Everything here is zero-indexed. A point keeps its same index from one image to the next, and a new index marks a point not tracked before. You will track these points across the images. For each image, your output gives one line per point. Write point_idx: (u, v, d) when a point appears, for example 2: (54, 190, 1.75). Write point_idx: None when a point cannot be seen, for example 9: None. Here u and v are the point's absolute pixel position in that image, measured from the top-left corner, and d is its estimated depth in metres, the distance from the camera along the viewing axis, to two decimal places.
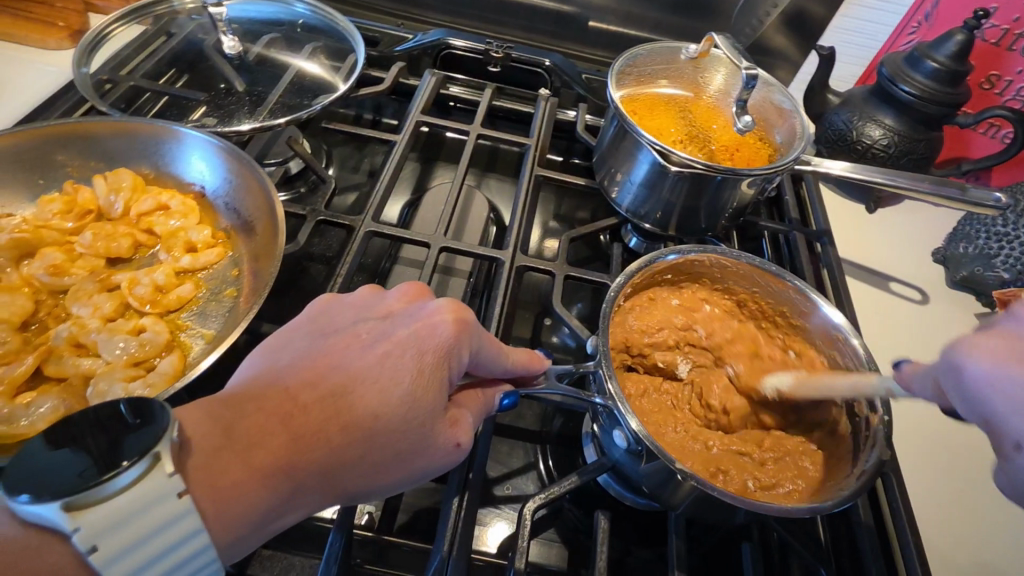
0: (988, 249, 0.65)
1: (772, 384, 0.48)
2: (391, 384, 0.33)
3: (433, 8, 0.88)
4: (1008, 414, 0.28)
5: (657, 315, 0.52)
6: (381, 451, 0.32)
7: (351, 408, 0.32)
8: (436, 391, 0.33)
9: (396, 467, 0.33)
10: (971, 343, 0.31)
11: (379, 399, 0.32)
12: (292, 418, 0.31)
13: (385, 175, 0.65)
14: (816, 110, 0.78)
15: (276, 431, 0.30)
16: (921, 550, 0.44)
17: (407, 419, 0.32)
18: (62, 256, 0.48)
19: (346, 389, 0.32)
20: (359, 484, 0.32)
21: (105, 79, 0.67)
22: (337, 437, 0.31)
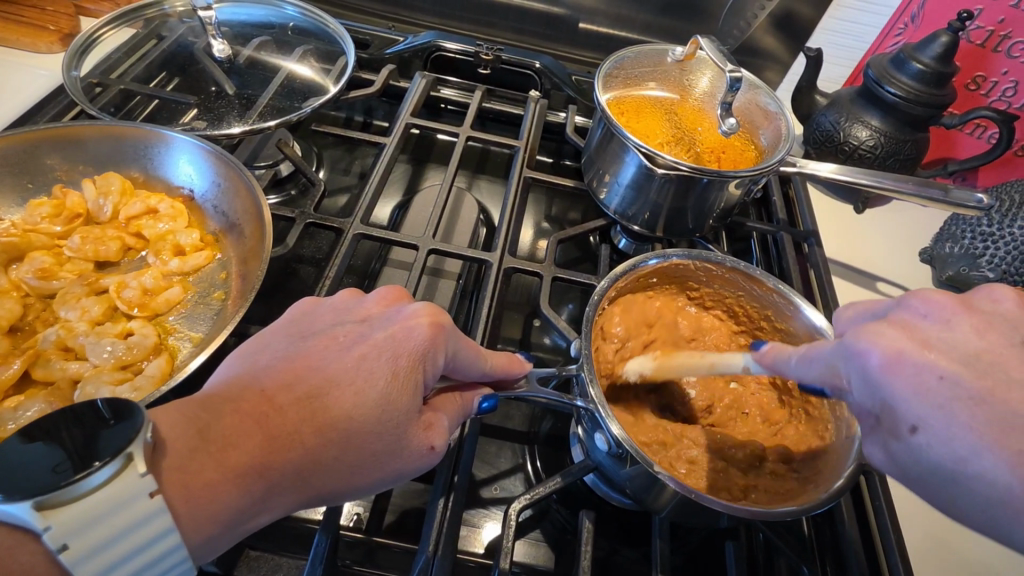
0: (974, 248, 0.66)
1: (633, 367, 0.50)
2: (366, 386, 0.33)
3: (424, 11, 0.89)
4: (907, 398, 0.29)
5: (653, 315, 0.53)
6: (354, 452, 0.32)
7: (324, 408, 0.32)
8: (410, 394, 0.34)
9: (371, 468, 0.33)
10: (865, 330, 0.31)
11: (353, 400, 0.32)
12: (267, 419, 0.31)
13: (374, 178, 0.65)
14: (805, 111, 0.79)
15: (251, 431, 0.30)
16: (902, 548, 0.44)
17: (381, 420, 0.33)
18: (51, 259, 0.48)
19: (321, 391, 0.32)
20: (334, 485, 0.32)
21: (95, 82, 0.67)
22: (311, 439, 0.31)
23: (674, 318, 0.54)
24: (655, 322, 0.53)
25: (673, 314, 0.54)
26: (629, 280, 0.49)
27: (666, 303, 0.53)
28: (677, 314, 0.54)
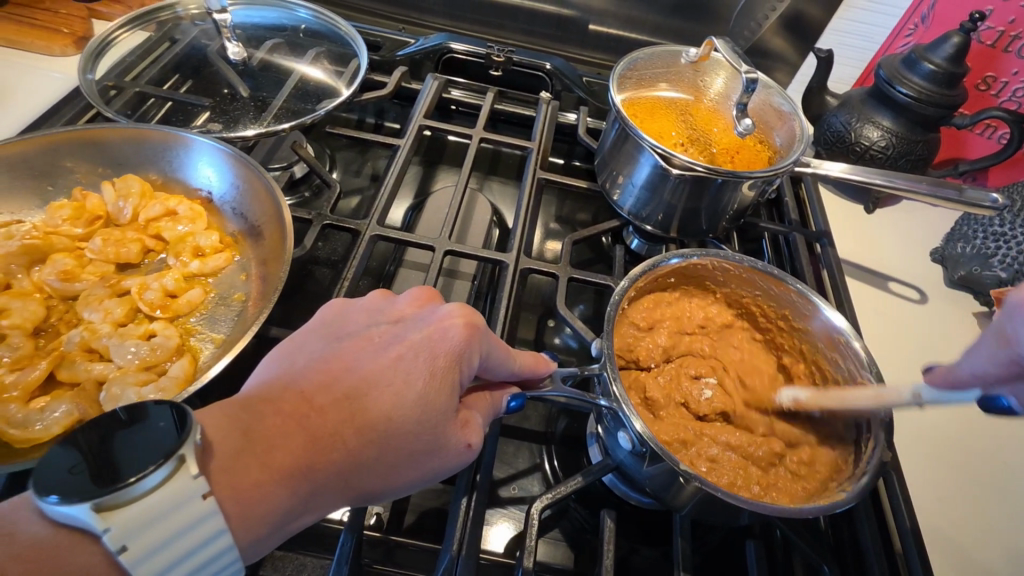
0: (985, 249, 0.67)
1: (787, 394, 0.49)
2: (404, 387, 0.33)
3: (434, 13, 0.89)
4: None
5: (671, 313, 0.53)
6: (394, 452, 0.33)
7: (363, 409, 0.32)
8: (447, 394, 0.34)
9: (408, 469, 0.33)
10: None
11: (392, 401, 0.33)
12: (309, 420, 0.31)
13: (389, 180, 0.66)
14: (815, 112, 0.79)
15: (294, 432, 0.31)
16: (921, 546, 0.44)
17: (420, 421, 0.33)
18: (73, 261, 0.49)
19: (361, 391, 0.33)
20: (375, 485, 0.33)
21: (111, 85, 0.67)
22: (352, 440, 0.32)
23: (694, 313, 0.54)
24: (673, 320, 0.53)
25: (691, 309, 0.54)
26: (649, 280, 0.49)
27: (683, 300, 0.53)
28: (696, 308, 0.54)
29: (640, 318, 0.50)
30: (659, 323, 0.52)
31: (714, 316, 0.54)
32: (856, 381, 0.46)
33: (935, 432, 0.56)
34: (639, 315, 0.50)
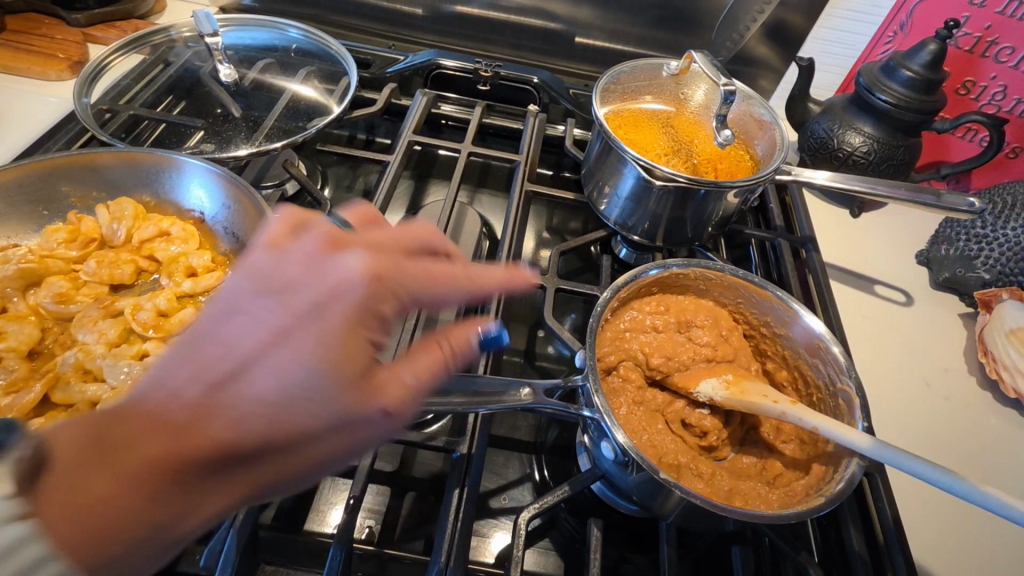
0: (968, 250, 0.68)
1: (708, 386, 0.47)
2: (297, 344, 0.27)
3: (423, 30, 0.91)
4: None
5: (677, 337, 0.51)
6: (301, 421, 0.26)
7: (212, 428, 0.24)
8: (359, 341, 0.28)
9: (289, 458, 0.26)
10: None
11: (290, 357, 0.27)
12: (158, 415, 0.24)
13: (379, 195, 0.67)
14: (799, 119, 0.80)
15: (155, 422, 0.23)
16: (905, 547, 0.45)
17: (329, 378, 0.27)
18: (68, 284, 0.50)
19: (250, 357, 0.27)
20: (289, 463, 0.26)
21: (105, 108, 0.69)
22: (239, 410, 0.25)
23: (703, 333, 0.51)
24: (681, 343, 0.51)
25: (697, 327, 0.51)
26: (631, 291, 0.50)
27: (686, 320, 0.52)
28: (706, 328, 0.51)
29: (638, 342, 0.50)
30: (664, 349, 0.49)
31: (724, 333, 0.52)
32: (837, 387, 0.46)
33: (914, 433, 0.58)
34: (636, 338, 0.50)
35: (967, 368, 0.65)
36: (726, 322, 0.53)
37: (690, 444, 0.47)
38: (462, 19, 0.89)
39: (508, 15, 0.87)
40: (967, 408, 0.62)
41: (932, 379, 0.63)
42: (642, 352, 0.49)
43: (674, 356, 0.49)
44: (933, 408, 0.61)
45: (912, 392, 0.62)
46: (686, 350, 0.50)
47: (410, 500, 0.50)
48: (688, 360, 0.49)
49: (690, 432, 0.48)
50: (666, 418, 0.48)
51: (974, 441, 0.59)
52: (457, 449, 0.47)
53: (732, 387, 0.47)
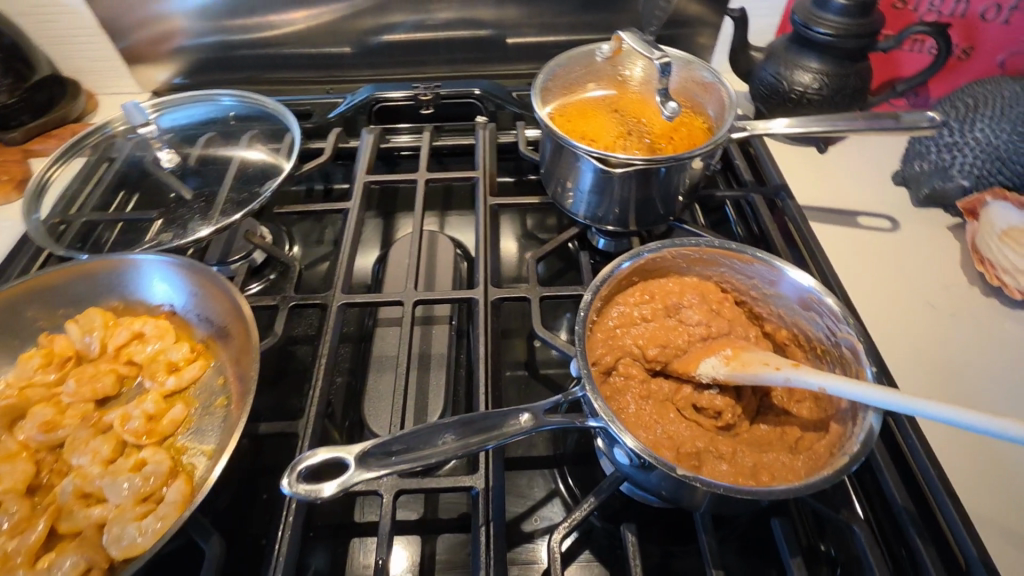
0: (942, 161, 0.68)
1: (708, 366, 0.46)
2: None
3: (356, 67, 0.90)
4: None
5: (668, 322, 0.50)
6: None
7: None
8: None
9: None
10: None
11: None
12: None
13: (345, 245, 0.66)
14: (745, 69, 0.79)
15: None
16: (943, 478, 0.45)
17: None
18: (52, 410, 0.48)
19: None
20: None
21: (58, 221, 0.68)
22: None
23: (693, 313, 0.50)
24: (673, 328, 0.49)
25: (686, 308, 0.50)
26: (611, 287, 0.49)
27: (674, 303, 0.50)
28: (695, 307, 0.50)
29: (630, 336, 0.49)
30: (657, 338, 0.48)
31: (714, 308, 0.51)
32: (838, 337, 0.45)
33: (928, 358, 0.57)
34: (628, 333, 0.49)
35: (967, 279, 0.64)
36: (714, 296, 0.51)
37: (706, 427, 0.46)
38: (392, 47, 0.88)
39: (436, 34, 0.87)
40: (976, 320, 0.61)
41: (935, 299, 0.62)
42: (636, 346, 0.48)
43: (669, 344, 0.48)
44: (943, 329, 0.60)
45: (919, 317, 0.61)
46: (680, 334, 0.49)
47: (442, 542, 0.49)
48: (684, 344, 0.48)
49: (704, 416, 0.46)
50: (676, 407, 0.47)
51: (991, 352, 0.58)
52: (475, 485, 0.46)
53: (731, 362, 0.46)
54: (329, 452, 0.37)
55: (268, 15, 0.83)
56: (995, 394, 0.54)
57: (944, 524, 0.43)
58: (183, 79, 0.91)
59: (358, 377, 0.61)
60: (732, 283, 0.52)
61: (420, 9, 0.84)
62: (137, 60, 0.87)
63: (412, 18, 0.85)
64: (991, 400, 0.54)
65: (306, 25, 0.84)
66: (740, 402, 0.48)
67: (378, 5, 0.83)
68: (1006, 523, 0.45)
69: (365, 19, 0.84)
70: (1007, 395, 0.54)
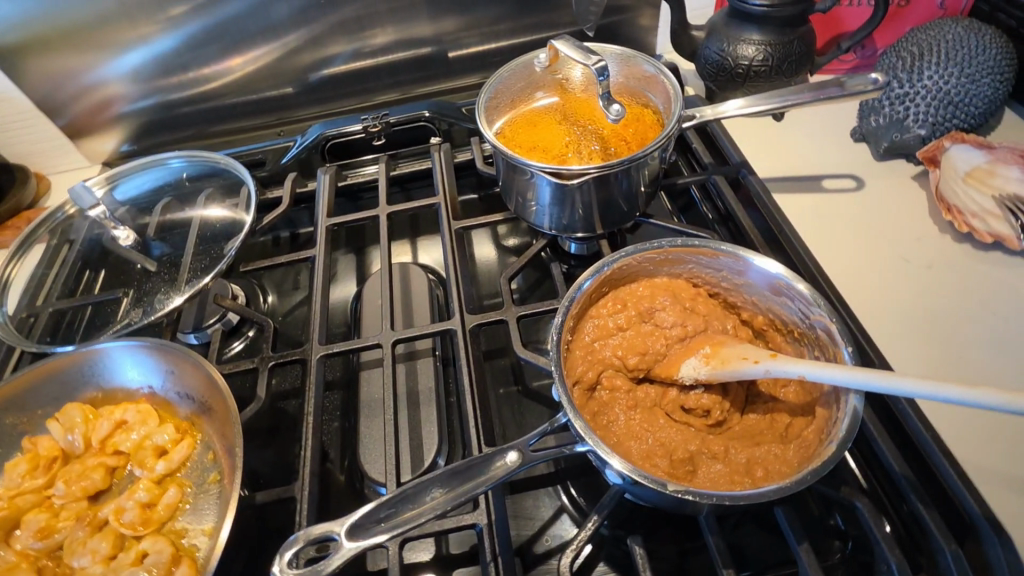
0: (897, 114, 0.67)
1: (689, 368, 0.46)
2: None
3: (303, 105, 0.89)
4: None
5: (644, 328, 0.50)
6: None
7: None
8: None
9: None
10: None
11: None
12: None
13: (316, 292, 0.65)
14: (689, 49, 0.79)
15: None
16: (937, 438, 0.45)
17: None
18: (46, 515, 0.48)
19: None
20: None
21: (26, 314, 0.68)
22: None
23: (668, 314, 0.50)
24: (649, 333, 0.49)
25: (660, 310, 0.50)
26: (582, 302, 0.48)
27: (647, 308, 0.50)
28: (669, 308, 0.50)
29: (609, 348, 0.49)
30: (635, 346, 0.48)
31: (688, 305, 0.51)
32: (812, 320, 0.45)
33: (910, 315, 0.57)
34: (606, 345, 0.49)
35: (938, 228, 0.64)
36: (686, 293, 0.51)
37: (697, 427, 0.46)
38: (335, 80, 0.87)
39: (377, 59, 0.86)
40: (951, 267, 0.61)
41: (909, 253, 0.62)
42: (616, 357, 0.48)
43: (647, 350, 0.48)
44: (920, 282, 0.60)
45: (895, 273, 0.61)
46: (657, 338, 0.49)
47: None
48: (663, 348, 0.48)
49: (693, 416, 0.47)
50: (664, 413, 0.47)
51: (970, 298, 0.58)
52: (478, 521, 0.46)
53: (710, 361, 0.45)
54: (321, 527, 0.38)
55: (204, 67, 0.82)
56: (979, 341, 0.54)
57: (944, 485, 0.44)
58: (132, 145, 0.89)
59: (351, 420, 0.60)
60: (702, 277, 0.52)
61: (355, 37, 0.83)
62: (81, 134, 0.86)
63: (349, 48, 0.84)
64: (975, 346, 0.54)
65: (244, 71, 0.83)
66: (728, 396, 0.48)
67: (313, 40, 0.82)
68: (1006, 473, 0.45)
69: (303, 56, 0.83)
70: (990, 339, 0.54)
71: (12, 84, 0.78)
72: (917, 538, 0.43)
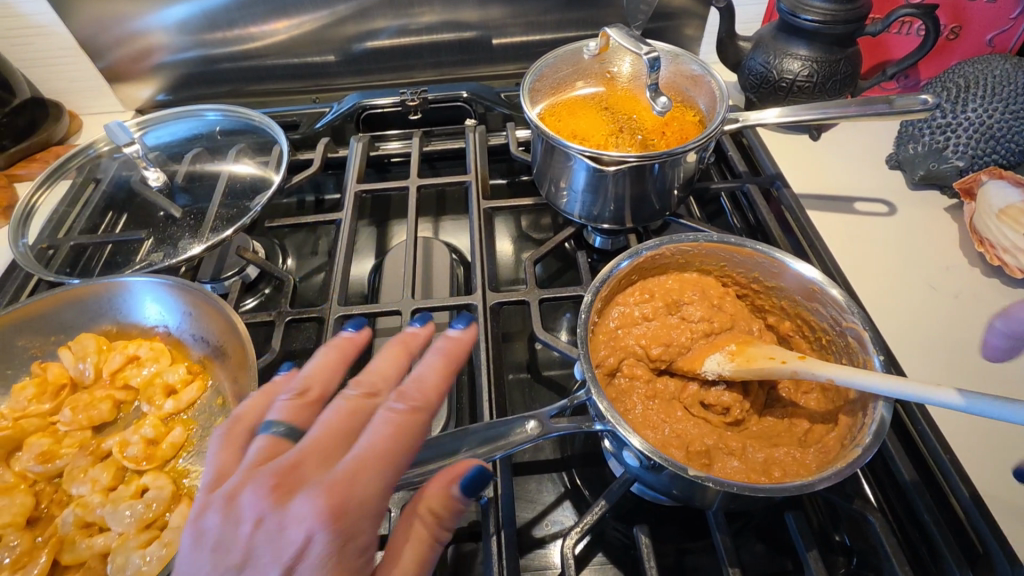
0: (936, 143, 0.67)
1: (711, 366, 0.46)
2: None
3: (343, 75, 0.90)
4: None
5: (670, 320, 0.50)
6: None
7: None
8: None
9: None
10: None
11: None
12: None
13: (340, 256, 0.65)
14: (733, 60, 0.79)
15: None
16: (955, 461, 0.45)
17: None
18: (49, 440, 0.48)
19: None
20: None
21: (45, 246, 0.67)
22: None
23: (695, 309, 0.50)
24: (675, 325, 0.49)
25: (688, 304, 0.50)
26: (612, 287, 0.48)
27: (675, 300, 0.50)
28: (697, 303, 0.50)
29: (633, 337, 0.48)
30: (660, 337, 0.48)
31: (716, 303, 0.51)
32: (843, 327, 0.45)
33: (933, 341, 0.57)
34: (630, 333, 0.49)
35: (967, 259, 0.64)
36: (715, 291, 0.51)
37: (714, 423, 0.46)
38: (377, 53, 0.87)
39: (421, 38, 0.86)
40: (978, 298, 0.60)
41: (936, 281, 0.62)
42: (639, 345, 0.48)
43: (672, 342, 0.48)
44: (945, 310, 0.59)
45: (920, 299, 0.61)
46: (682, 331, 0.49)
47: (452, 551, 0.48)
48: (687, 341, 0.48)
49: (712, 412, 0.46)
50: (684, 405, 0.46)
51: (995, 330, 0.57)
52: (484, 494, 0.46)
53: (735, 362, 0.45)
54: None
55: (250, 27, 0.82)
56: (1001, 374, 0.54)
57: (959, 509, 0.43)
58: (167, 96, 0.90)
59: None
60: (732, 277, 0.52)
61: (403, 14, 0.83)
62: (119, 79, 0.86)
63: (396, 23, 0.84)
64: (998, 378, 0.54)
65: (289, 35, 0.84)
66: (748, 397, 0.48)
67: (361, 11, 0.82)
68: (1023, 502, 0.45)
69: (348, 26, 0.83)
70: (1013, 374, 0.54)
71: (58, 21, 0.78)
72: (926, 562, 0.42)
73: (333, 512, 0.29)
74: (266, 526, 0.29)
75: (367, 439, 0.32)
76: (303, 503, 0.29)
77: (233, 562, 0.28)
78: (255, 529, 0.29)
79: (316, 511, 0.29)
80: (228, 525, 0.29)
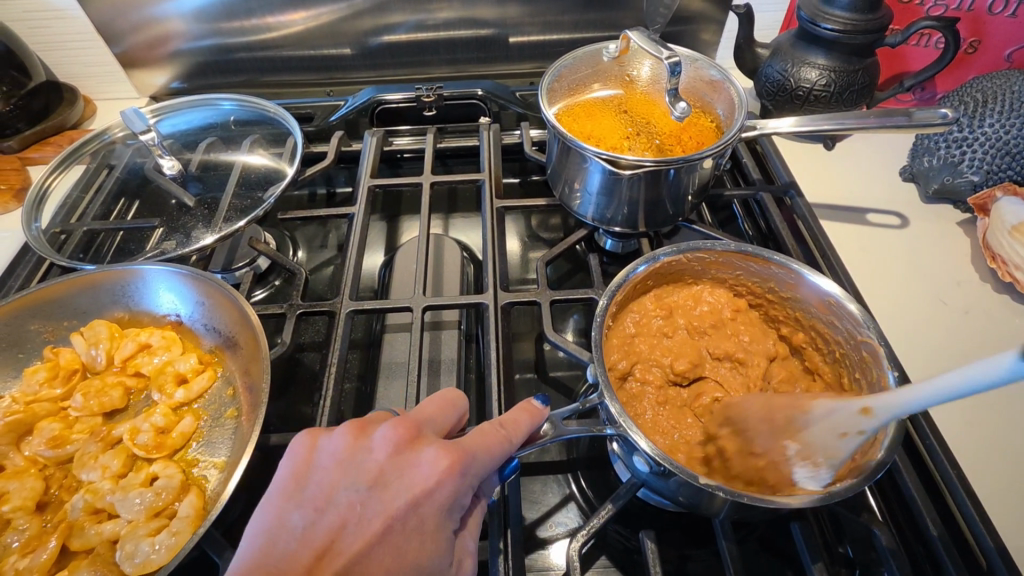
0: (951, 157, 0.67)
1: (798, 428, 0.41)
2: None
3: (358, 68, 0.89)
4: None
5: None
6: None
7: None
8: None
9: None
10: None
11: None
12: None
13: (352, 250, 0.65)
14: (750, 66, 0.78)
15: None
16: (963, 479, 0.45)
17: None
18: (60, 425, 0.48)
19: None
20: None
21: (58, 231, 0.67)
22: None
23: None
24: None
25: None
26: (627, 292, 0.48)
27: None
28: None
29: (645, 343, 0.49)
30: None
31: None
32: (858, 340, 0.45)
33: (943, 356, 0.57)
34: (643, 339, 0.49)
35: (979, 275, 0.64)
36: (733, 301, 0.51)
37: None
38: (394, 48, 0.87)
39: (437, 33, 0.86)
40: (988, 314, 0.60)
41: (946, 295, 0.62)
42: (652, 355, 0.49)
43: None
44: (955, 326, 0.59)
45: (931, 313, 0.60)
46: None
47: None
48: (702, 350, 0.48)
49: None
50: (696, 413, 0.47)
51: (1005, 347, 0.57)
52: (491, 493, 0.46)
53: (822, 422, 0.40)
54: None
55: (267, 17, 0.82)
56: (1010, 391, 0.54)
57: (965, 527, 0.43)
58: (181, 84, 0.90)
59: (367, 382, 0.60)
60: (747, 286, 0.52)
61: (421, 9, 0.82)
62: (134, 65, 0.86)
63: (413, 18, 0.84)
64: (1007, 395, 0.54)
65: (305, 26, 0.83)
66: None
67: (378, 6, 0.82)
68: None
69: (365, 20, 0.83)
70: None
71: (74, 5, 0.78)
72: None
73: (453, 466, 0.36)
74: (396, 459, 0.36)
75: (479, 424, 0.39)
76: (429, 454, 0.36)
77: (363, 479, 0.35)
78: (386, 458, 0.36)
79: (440, 460, 0.36)
80: (360, 452, 0.37)
